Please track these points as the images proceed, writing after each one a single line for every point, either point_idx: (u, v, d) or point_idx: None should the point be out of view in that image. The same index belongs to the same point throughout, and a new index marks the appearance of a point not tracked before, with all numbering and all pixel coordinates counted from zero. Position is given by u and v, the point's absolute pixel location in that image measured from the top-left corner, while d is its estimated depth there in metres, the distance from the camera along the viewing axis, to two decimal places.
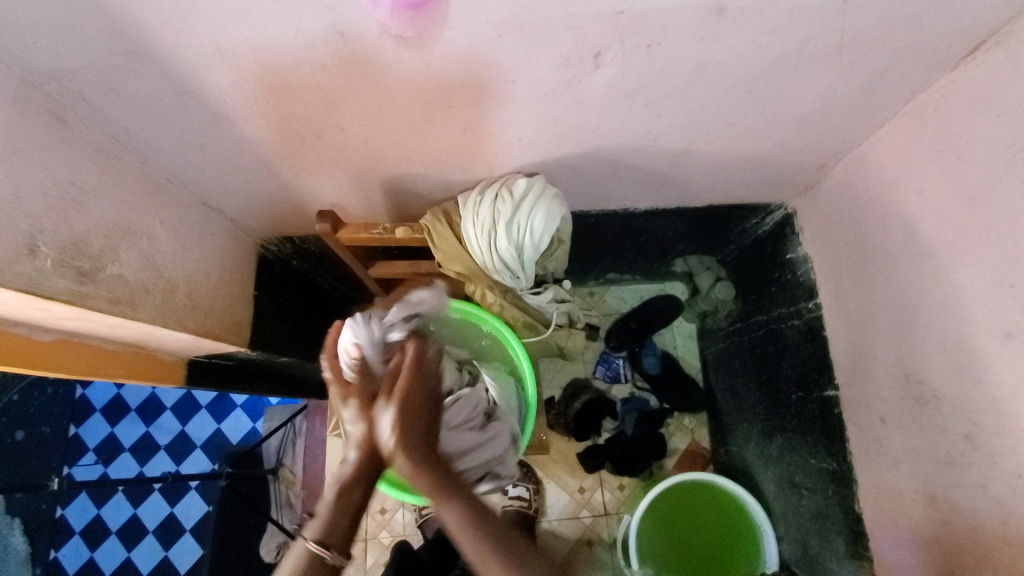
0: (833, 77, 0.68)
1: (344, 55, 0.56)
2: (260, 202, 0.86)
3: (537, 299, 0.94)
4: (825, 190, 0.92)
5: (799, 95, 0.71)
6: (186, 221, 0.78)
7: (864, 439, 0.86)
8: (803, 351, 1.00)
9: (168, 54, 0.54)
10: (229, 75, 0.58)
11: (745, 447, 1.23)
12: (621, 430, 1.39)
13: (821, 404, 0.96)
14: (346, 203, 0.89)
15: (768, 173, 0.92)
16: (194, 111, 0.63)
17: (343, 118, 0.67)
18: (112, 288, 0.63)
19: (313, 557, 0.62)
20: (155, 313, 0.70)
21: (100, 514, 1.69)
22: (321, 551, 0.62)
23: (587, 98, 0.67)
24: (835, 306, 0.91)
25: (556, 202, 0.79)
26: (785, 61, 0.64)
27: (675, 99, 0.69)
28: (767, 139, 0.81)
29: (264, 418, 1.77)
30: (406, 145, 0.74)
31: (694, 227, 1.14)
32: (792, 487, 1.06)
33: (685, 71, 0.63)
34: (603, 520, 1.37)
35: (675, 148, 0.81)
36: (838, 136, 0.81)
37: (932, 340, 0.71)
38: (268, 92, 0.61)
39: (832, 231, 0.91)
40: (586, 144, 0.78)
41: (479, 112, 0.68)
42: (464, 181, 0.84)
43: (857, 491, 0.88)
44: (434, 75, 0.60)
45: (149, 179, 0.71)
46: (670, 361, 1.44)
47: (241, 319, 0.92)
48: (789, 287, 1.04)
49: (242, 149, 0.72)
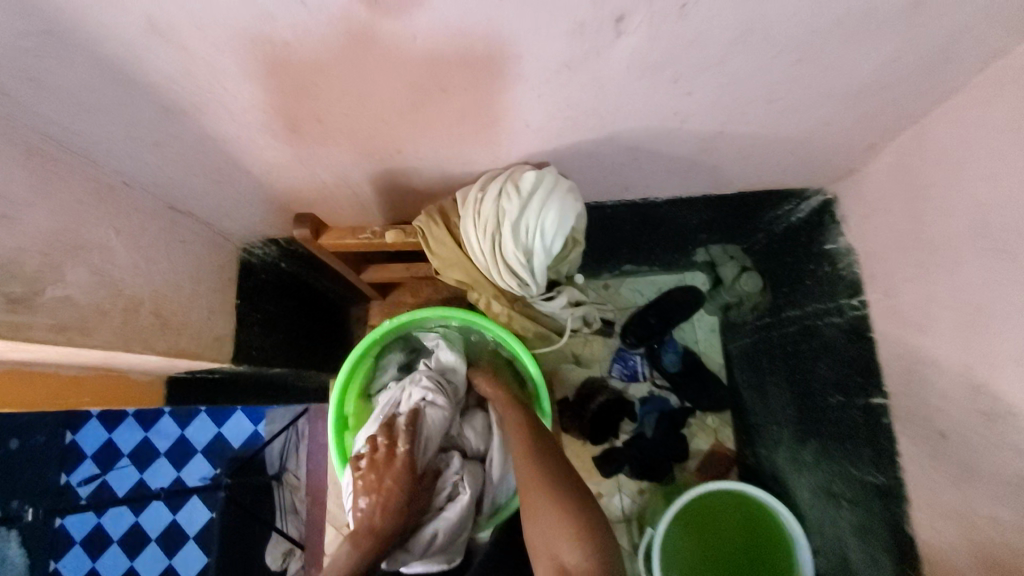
0: (898, 41, 0.56)
1: (308, 28, 0.46)
2: (235, 204, 0.77)
3: (551, 305, 0.84)
4: (873, 173, 0.81)
5: (855, 64, 0.60)
6: (148, 229, 0.68)
7: (922, 453, 0.76)
8: (844, 352, 0.90)
9: (93, 34, 0.44)
10: (172, 58, 0.48)
11: (774, 452, 1.14)
12: (640, 432, 1.31)
13: (865, 411, 0.86)
14: (331, 202, 0.79)
15: (809, 155, 0.81)
16: (141, 104, 0.53)
17: (319, 107, 0.57)
18: (55, 313, 0.54)
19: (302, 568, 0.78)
20: (115, 337, 0.62)
21: (100, 524, 1.65)
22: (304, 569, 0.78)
23: (604, 74, 0.56)
24: (885, 305, 0.81)
25: (569, 197, 0.68)
26: (844, 23, 0.53)
27: (708, 73, 0.58)
28: (812, 116, 0.70)
29: (265, 421, 1.69)
30: (393, 136, 0.64)
31: (719, 216, 1.03)
32: (829, 497, 0.97)
33: (724, 38, 0.53)
34: (623, 526, 1.28)
35: (705, 130, 0.70)
36: (895, 111, 0.70)
37: (1011, 349, 0.60)
38: (222, 77, 0.51)
39: (881, 220, 0.80)
40: (601, 129, 0.67)
41: (478, 96, 0.58)
42: (464, 175, 0.75)
43: (907, 510, 0.79)
44: (420, 48, 0.50)
45: (101, 183, 0.62)
46: (691, 357, 1.34)
47: (224, 333, 0.83)
48: (828, 281, 0.94)
49: (206, 145, 0.62)
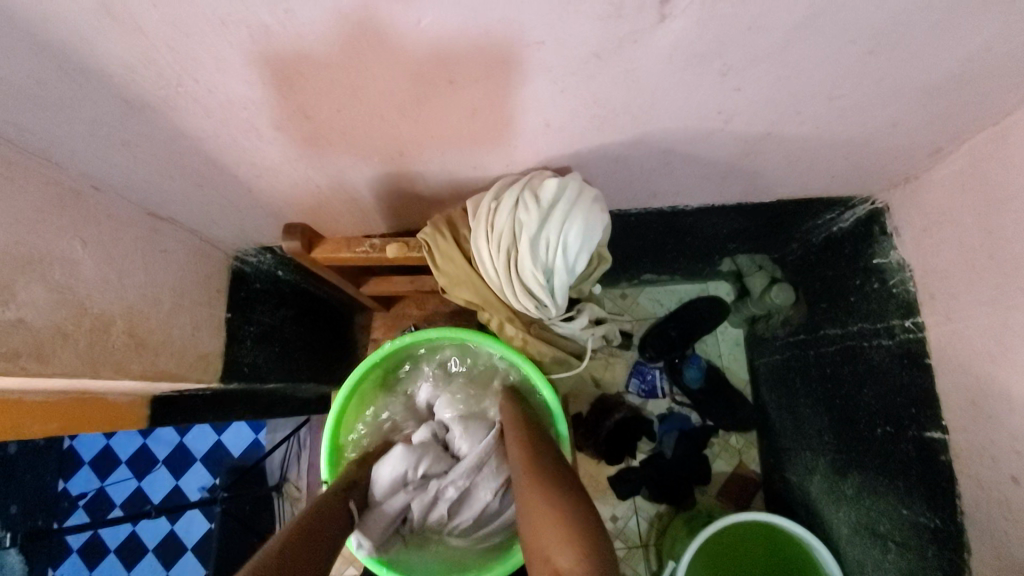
0: (992, 29, 0.48)
1: (289, 8, 0.38)
2: (223, 210, 0.70)
3: (571, 325, 0.76)
4: (934, 181, 0.72)
5: (935, 56, 0.51)
6: (124, 238, 0.62)
7: (987, 498, 0.67)
8: (895, 379, 0.82)
9: (33, 14, 0.37)
10: (133, 45, 0.41)
11: (808, 479, 1.06)
12: (660, 451, 1.23)
13: (918, 445, 0.78)
14: (328, 207, 0.71)
15: (862, 160, 0.72)
16: (102, 97, 0.46)
17: (309, 103, 0.50)
18: (7, 339, 0.47)
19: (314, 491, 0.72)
20: (81, 361, 0.55)
21: (97, 533, 1.60)
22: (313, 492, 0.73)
23: (641, 66, 0.48)
24: (946, 329, 0.72)
25: (595, 207, 0.60)
26: (933, 5, 0.44)
27: (763, 66, 0.50)
28: (874, 117, 0.61)
29: (266, 430, 1.63)
30: (395, 134, 0.56)
31: (753, 225, 0.95)
32: (873, 535, 0.88)
33: (787, 23, 0.44)
34: (639, 552, 1.21)
35: (750, 131, 0.61)
36: (970, 111, 0.61)
37: None
38: (193, 66, 0.44)
39: (944, 234, 0.71)
40: (632, 130, 0.59)
41: (492, 89, 0.50)
42: (475, 181, 0.67)
43: (968, 559, 0.71)
44: (425, 33, 0.42)
45: (67, 189, 0.55)
46: (715, 373, 1.26)
47: (211, 350, 0.77)
48: (875, 299, 0.85)
49: (184, 146, 0.55)
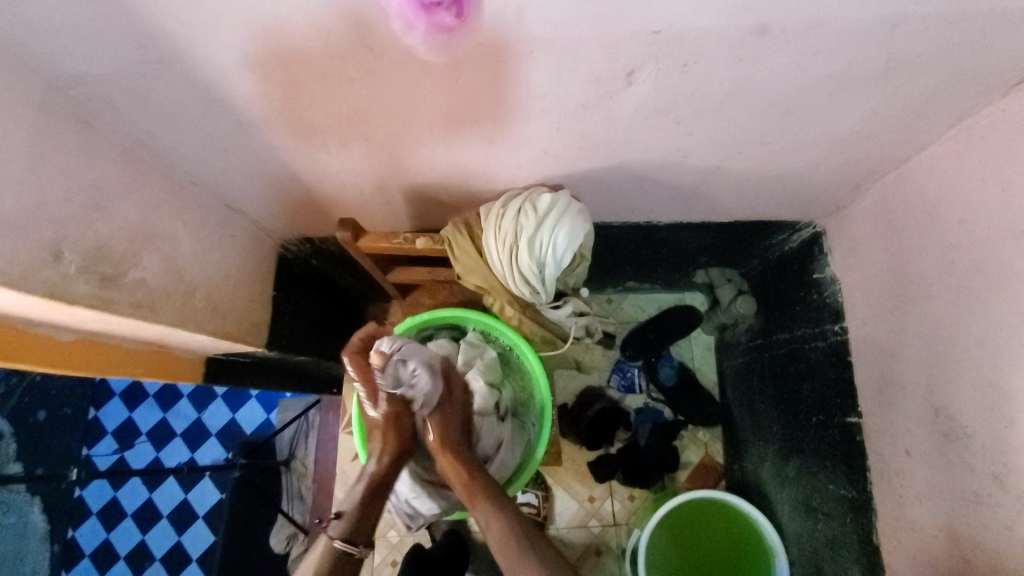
0: (875, 100, 0.65)
1: (370, 68, 0.55)
2: (282, 204, 0.86)
3: (557, 313, 0.93)
4: (856, 212, 0.89)
5: (839, 116, 0.68)
6: (207, 223, 0.78)
7: (887, 468, 0.83)
8: (826, 373, 0.97)
9: (193, 63, 0.54)
10: (255, 84, 0.57)
11: (761, 466, 1.20)
12: (633, 441, 1.34)
13: (842, 430, 0.93)
14: (366, 208, 0.88)
15: (800, 191, 0.89)
16: (219, 118, 0.63)
17: (369, 128, 0.66)
18: (134, 292, 0.63)
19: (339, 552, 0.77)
20: (176, 316, 0.70)
21: (115, 497, 1.66)
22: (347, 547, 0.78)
23: (617, 114, 0.65)
24: (862, 331, 0.88)
25: (580, 218, 0.77)
26: (826, 83, 0.61)
27: (708, 118, 0.67)
28: (802, 158, 0.78)
29: (277, 409, 1.71)
30: (430, 155, 0.73)
31: (719, 242, 1.12)
32: (807, 510, 1.02)
33: (721, 90, 0.61)
34: (613, 529, 1.31)
35: (705, 164, 0.79)
36: (875, 157, 0.78)
37: (965, 376, 0.68)
38: (293, 100, 0.60)
39: (863, 254, 0.88)
40: (612, 160, 0.76)
41: (504, 125, 0.67)
42: (487, 193, 0.84)
43: (875, 521, 0.86)
44: (461, 88, 0.59)
45: (173, 181, 0.72)
46: (686, 374, 1.40)
47: (259, 320, 0.92)
48: (814, 308, 1.01)
49: (266, 154, 0.71)
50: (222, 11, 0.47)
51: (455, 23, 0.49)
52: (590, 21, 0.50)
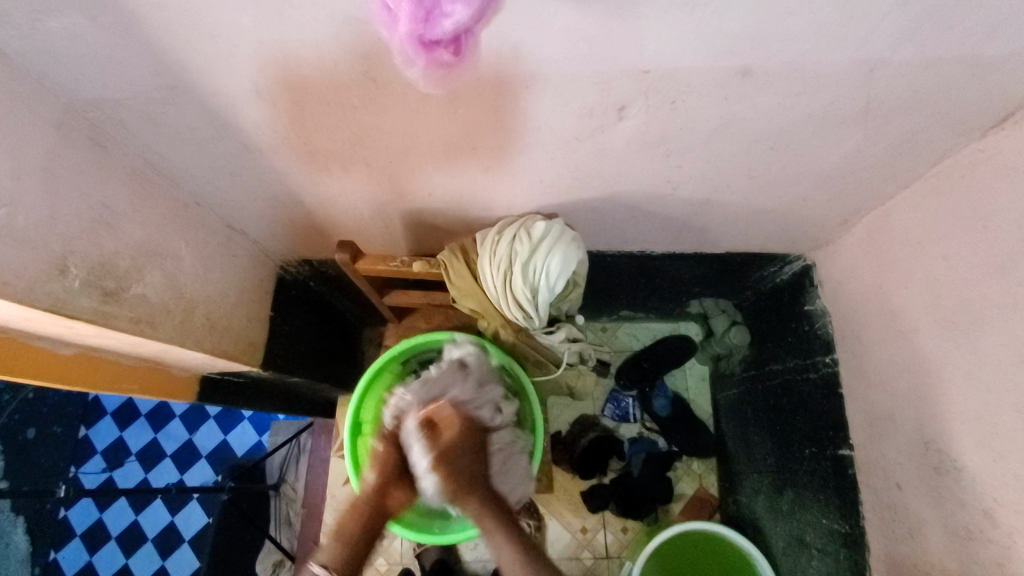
0: (858, 139, 0.68)
1: (375, 98, 0.58)
2: (284, 226, 0.88)
3: (550, 339, 0.96)
4: (845, 246, 0.92)
5: (824, 154, 0.71)
6: (210, 242, 0.80)
7: (880, 502, 0.83)
8: (818, 405, 0.98)
9: (206, 89, 0.56)
10: (266, 111, 0.60)
11: (754, 499, 1.19)
12: (627, 471, 1.32)
13: (834, 462, 0.93)
14: (365, 230, 0.90)
15: (789, 225, 0.92)
16: (228, 141, 0.65)
17: (371, 155, 0.69)
18: (134, 308, 0.64)
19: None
20: (174, 333, 0.71)
21: (101, 519, 1.59)
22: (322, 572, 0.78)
23: (610, 147, 0.68)
24: (852, 363, 0.89)
25: (574, 245, 0.80)
26: (810, 122, 0.64)
27: (698, 151, 0.69)
28: (790, 193, 0.81)
29: (269, 432, 1.69)
30: (429, 182, 0.75)
31: (712, 272, 1.14)
32: (801, 544, 1.01)
33: (708, 127, 0.64)
34: (604, 564, 1.26)
35: (695, 197, 0.81)
36: (861, 193, 0.80)
37: (951, 409, 0.68)
38: (299, 127, 0.63)
39: (851, 287, 0.90)
40: (605, 190, 0.79)
41: (502, 156, 0.70)
42: (484, 219, 0.86)
43: (869, 558, 0.85)
44: (461, 119, 0.62)
45: (178, 201, 0.74)
46: (682, 404, 1.38)
47: (256, 340, 0.93)
48: (806, 339, 1.03)
49: (272, 178, 0.74)
50: (237, 43, 0.50)
51: (454, 60, 0.50)
52: (584, 59, 0.53)
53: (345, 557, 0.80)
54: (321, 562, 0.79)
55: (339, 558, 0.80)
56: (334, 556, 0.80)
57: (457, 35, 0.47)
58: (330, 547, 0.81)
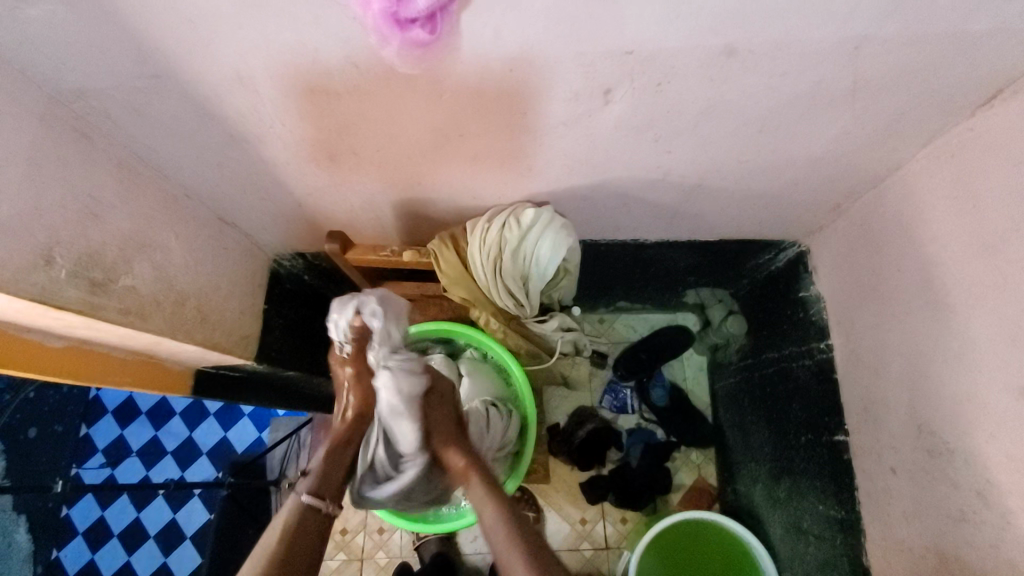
0: (846, 120, 0.67)
1: (357, 83, 0.57)
2: (275, 218, 0.88)
3: (544, 327, 1.00)
4: (837, 231, 0.91)
5: (813, 136, 0.71)
6: (200, 235, 0.80)
7: (874, 488, 0.82)
8: (813, 391, 0.97)
9: (188, 78, 0.56)
10: (249, 99, 0.60)
11: (752, 488, 1.18)
12: (626, 461, 1.31)
13: (829, 448, 0.92)
14: (356, 221, 0.90)
15: (782, 210, 0.91)
16: (213, 131, 0.65)
17: (357, 143, 0.68)
18: (123, 299, 0.64)
19: (308, 506, 0.77)
20: (164, 325, 0.71)
21: (103, 517, 1.59)
22: (315, 502, 0.77)
23: (597, 132, 0.67)
24: (846, 348, 0.89)
25: (563, 231, 0.81)
26: (798, 103, 0.64)
27: (685, 136, 0.69)
28: (781, 177, 0.81)
29: (269, 428, 1.69)
30: (416, 171, 0.75)
31: (706, 261, 1.13)
32: (798, 531, 1.01)
33: (695, 110, 0.64)
34: (603, 554, 1.25)
35: (686, 182, 0.81)
36: (852, 176, 0.80)
37: (943, 391, 0.68)
38: (284, 115, 0.63)
39: (845, 272, 0.89)
40: (595, 176, 0.78)
41: (488, 143, 0.69)
42: (474, 209, 0.86)
43: (864, 543, 0.84)
44: (445, 105, 0.61)
45: (167, 194, 0.74)
46: (678, 394, 1.38)
47: (249, 333, 0.93)
48: (801, 326, 1.02)
49: (260, 168, 0.74)
50: (218, 30, 0.50)
51: (430, 39, 0.50)
52: (565, 42, 0.52)
53: (334, 484, 0.81)
54: (313, 492, 0.78)
55: (326, 486, 0.80)
56: (324, 487, 0.80)
57: (432, 12, 0.47)
58: (316, 478, 0.80)
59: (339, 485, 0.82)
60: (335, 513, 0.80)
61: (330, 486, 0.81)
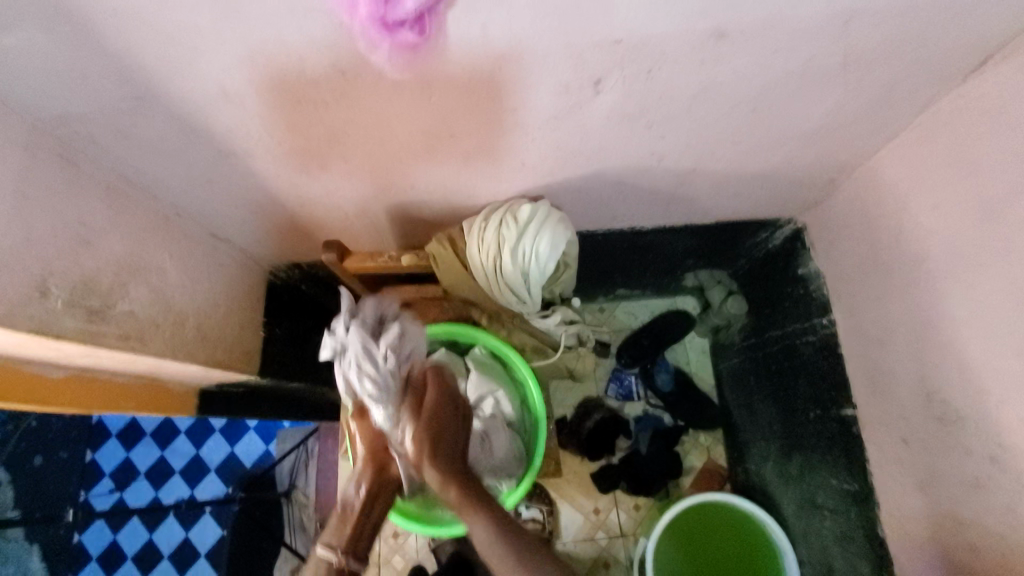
0: (838, 94, 0.67)
1: (342, 90, 0.56)
2: (268, 229, 0.87)
3: (547, 322, 1.00)
4: (833, 205, 0.91)
5: (807, 112, 0.70)
6: (194, 253, 0.79)
7: (887, 458, 0.83)
8: (819, 367, 0.98)
9: (172, 96, 0.55)
10: (234, 113, 0.59)
11: (763, 467, 1.19)
12: (635, 449, 1.31)
13: (839, 423, 0.93)
14: (351, 228, 0.89)
15: (777, 188, 0.91)
16: (200, 147, 0.64)
17: (348, 151, 0.67)
18: (122, 324, 0.63)
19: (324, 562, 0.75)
20: (165, 347, 0.70)
21: (116, 542, 1.57)
22: (328, 555, 0.75)
23: (589, 123, 0.67)
24: (849, 322, 0.90)
25: (561, 226, 0.81)
26: (788, 81, 0.63)
27: (677, 121, 0.69)
28: (775, 155, 0.81)
29: (276, 441, 1.65)
30: (408, 173, 0.74)
31: (703, 243, 1.13)
32: (812, 506, 1.02)
33: (687, 94, 0.63)
34: (619, 540, 1.25)
35: (679, 167, 0.81)
36: (847, 150, 0.80)
37: (952, 358, 0.68)
38: (274, 128, 0.62)
39: (844, 246, 0.89)
40: (589, 167, 0.78)
41: (480, 141, 0.68)
42: (469, 208, 0.85)
43: (879, 514, 0.85)
44: (433, 106, 0.60)
45: (158, 214, 0.72)
46: (683, 378, 1.37)
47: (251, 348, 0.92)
48: (802, 302, 1.03)
49: (250, 182, 0.73)
50: (200, 45, 0.49)
51: (418, 41, 0.50)
52: (553, 36, 0.52)
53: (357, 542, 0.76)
54: (327, 544, 0.76)
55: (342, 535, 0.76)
56: (337, 536, 0.77)
57: (419, 14, 0.47)
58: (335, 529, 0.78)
59: (356, 533, 0.77)
60: (351, 566, 0.75)
61: (345, 536, 0.76)
